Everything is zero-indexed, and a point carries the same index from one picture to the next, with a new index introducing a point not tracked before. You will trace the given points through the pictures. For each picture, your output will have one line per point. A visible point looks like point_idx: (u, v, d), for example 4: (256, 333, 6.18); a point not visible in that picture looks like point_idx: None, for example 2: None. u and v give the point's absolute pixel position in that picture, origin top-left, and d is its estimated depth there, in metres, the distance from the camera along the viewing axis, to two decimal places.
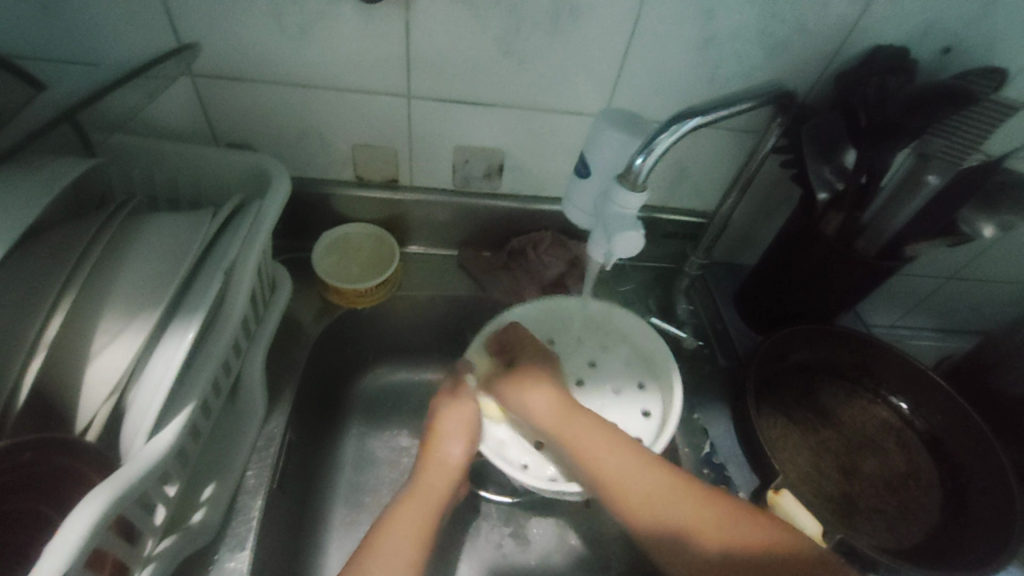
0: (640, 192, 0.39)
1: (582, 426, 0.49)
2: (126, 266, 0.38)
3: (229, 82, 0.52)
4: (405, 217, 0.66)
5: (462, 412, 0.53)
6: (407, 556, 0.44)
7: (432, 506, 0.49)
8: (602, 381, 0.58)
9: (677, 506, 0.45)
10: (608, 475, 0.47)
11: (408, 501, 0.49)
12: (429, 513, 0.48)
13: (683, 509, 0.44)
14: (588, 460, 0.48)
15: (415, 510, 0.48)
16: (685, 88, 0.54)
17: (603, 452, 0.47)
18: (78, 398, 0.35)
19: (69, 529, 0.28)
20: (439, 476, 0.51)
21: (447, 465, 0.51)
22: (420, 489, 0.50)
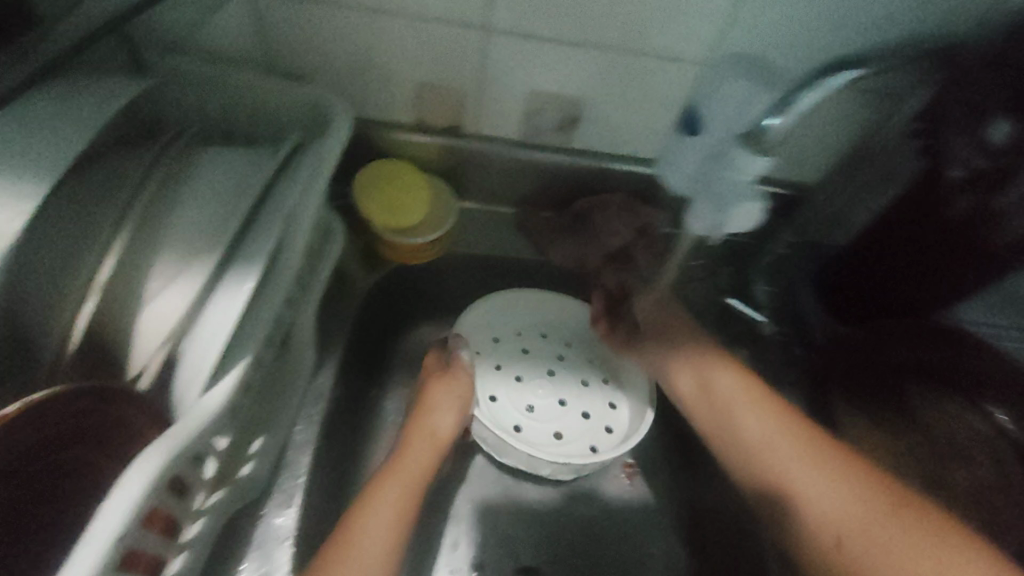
0: (770, 157, 0.34)
1: (715, 407, 0.54)
2: (181, 204, 0.34)
3: (287, 2, 0.46)
4: (465, 168, 0.61)
5: (446, 387, 0.55)
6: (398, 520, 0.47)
7: (424, 470, 0.51)
8: (569, 373, 0.61)
9: (836, 491, 0.46)
10: (761, 447, 0.50)
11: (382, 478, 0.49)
12: (407, 494, 0.48)
13: (837, 490, 0.46)
14: (736, 421, 0.52)
15: (408, 468, 0.50)
16: (806, 37, 0.46)
17: (759, 429, 0.51)
18: (131, 346, 0.33)
19: (126, 487, 0.26)
20: (421, 460, 0.51)
21: (443, 431, 0.53)
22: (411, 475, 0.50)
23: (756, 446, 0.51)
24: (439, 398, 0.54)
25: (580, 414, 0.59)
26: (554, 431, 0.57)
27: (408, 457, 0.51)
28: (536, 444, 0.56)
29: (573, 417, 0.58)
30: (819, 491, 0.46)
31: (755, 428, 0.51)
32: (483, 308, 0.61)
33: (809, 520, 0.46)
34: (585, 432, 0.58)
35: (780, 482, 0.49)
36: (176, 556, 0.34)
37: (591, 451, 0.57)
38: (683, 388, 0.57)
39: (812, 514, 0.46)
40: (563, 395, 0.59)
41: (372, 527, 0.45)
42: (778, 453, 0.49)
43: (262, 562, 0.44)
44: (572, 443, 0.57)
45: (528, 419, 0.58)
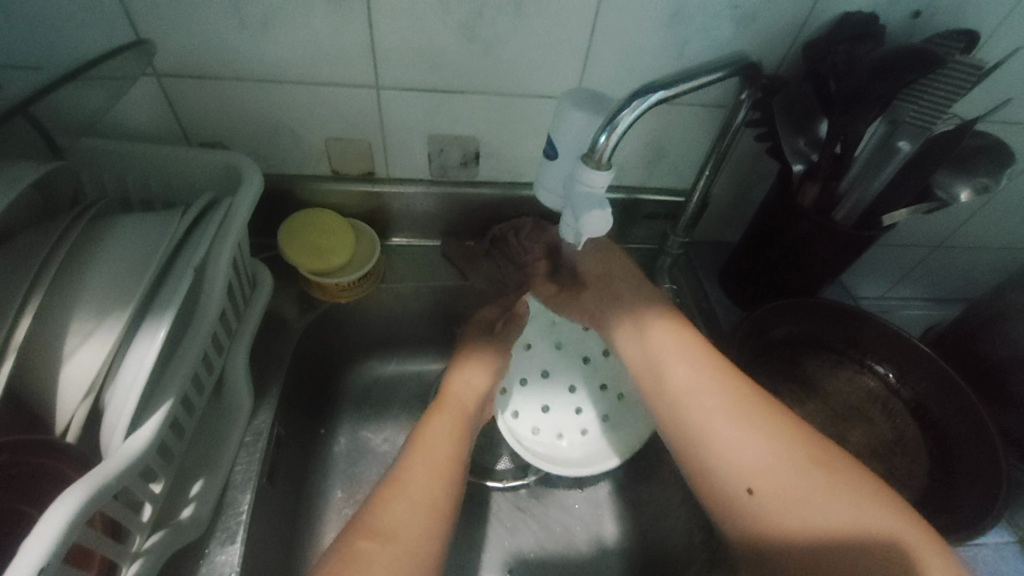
0: (606, 170, 0.39)
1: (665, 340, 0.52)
2: (95, 266, 0.38)
3: (195, 80, 0.51)
4: (385, 209, 0.66)
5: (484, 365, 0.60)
6: (433, 513, 0.44)
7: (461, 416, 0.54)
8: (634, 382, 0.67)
9: (756, 440, 0.44)
10: (694, 396, 0.48)
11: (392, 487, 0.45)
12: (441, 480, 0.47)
13: (769, 446, 0.44)
14: (670, 380, 0.50)
15: (440, 424, 0.52)
16: (654, 66, 0.54)
17: (682, 374, 0.50)
18: (55, 400, 0.35)
19: (44, 526, 0.29)
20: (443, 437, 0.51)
21: (470, 392, 0.57)
22: (428, 451, 0.49)
23: (680, 394, 0.49)
24: (467, 369, 0.59)
25: (574, 409, 0.67)
26: (542, 405, 0.67)
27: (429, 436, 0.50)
28: (524, 406, 0.66)
29: (566, 407, 0.67)
30: (753, 439, 0.45)
31: (693, 380, 0.49)
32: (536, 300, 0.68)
33: (722, 458, 0.45)
34: (591, 429, 0.66)
35: (709, 440, 0.46)
36: None
37: (557, 440, 0.65)
38: (651, 349, 0.53)
39: (724, 465, 0.45)
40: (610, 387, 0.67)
41: (397, 526, 0.42)
42: (707, 421, 0.47)
43: None
44: (550, 420, 0.66)
45: (534, 382, 0.68)
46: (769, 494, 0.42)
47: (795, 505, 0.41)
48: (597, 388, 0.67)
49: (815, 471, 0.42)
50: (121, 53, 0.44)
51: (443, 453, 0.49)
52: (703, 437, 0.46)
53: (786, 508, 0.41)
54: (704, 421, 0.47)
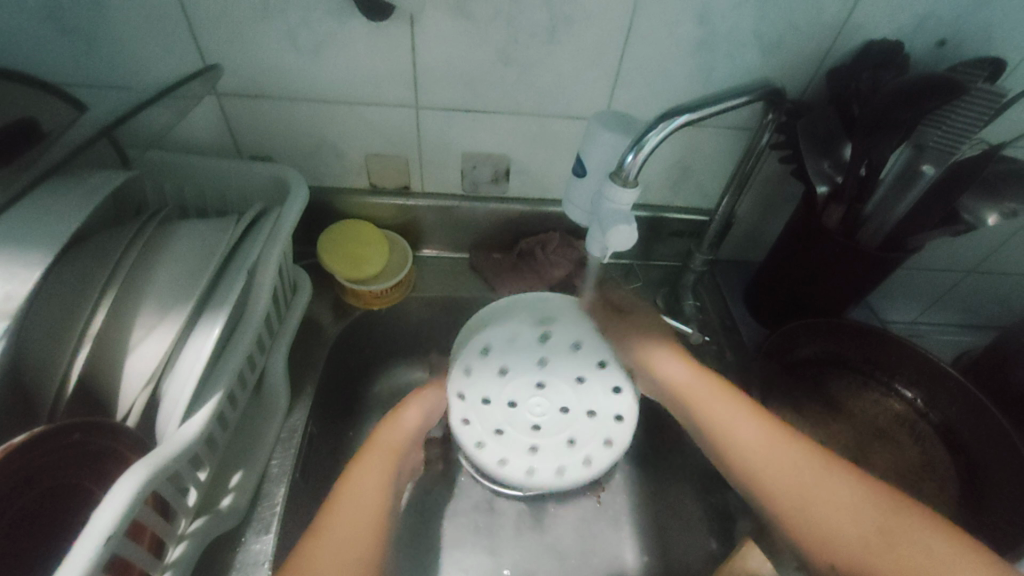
0: (633, 188, 0.41)
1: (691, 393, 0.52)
2: (160, 266, 0.42)
3: (252, 99, 0.56)
4: (418, 222, 0.69)
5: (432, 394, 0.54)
6: (354, 556, 0.42)
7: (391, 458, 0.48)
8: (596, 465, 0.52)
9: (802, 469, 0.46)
10: (741, 433, 0.49)
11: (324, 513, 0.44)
12: (356, 528, 0.43)
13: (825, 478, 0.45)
14: (714, 415, 0.50)
15: (374, 473, 0.47)
16: (681, 89, 0.56)
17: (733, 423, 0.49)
18: (119, 388, 0.38)
19: (112, 498, 0.31)
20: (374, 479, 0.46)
21: (405, 428, 0.51)
22: (357, 492, 0.45)
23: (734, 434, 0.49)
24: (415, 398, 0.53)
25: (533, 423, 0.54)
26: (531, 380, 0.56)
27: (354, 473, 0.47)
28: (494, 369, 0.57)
29: (532, 411, 0.55)
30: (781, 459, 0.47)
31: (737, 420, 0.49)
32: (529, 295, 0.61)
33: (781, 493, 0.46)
34: (514, 445, 0.53)
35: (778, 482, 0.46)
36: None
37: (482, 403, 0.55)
38: (671, 385, 0.53)
39: (796, 508, 0.45)
40: (573, 452, 0.53)
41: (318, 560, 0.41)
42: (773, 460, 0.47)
43: None
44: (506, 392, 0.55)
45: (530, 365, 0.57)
46: (840, 530, 0.44)
47: (860, 537, 0.43)
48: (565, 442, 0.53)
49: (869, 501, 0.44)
50: (191, 80, 0.49)
51: (372, 487, 0.46)
52: (743, 464, 0.48)
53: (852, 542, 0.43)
54: (756, 459, 0.47)
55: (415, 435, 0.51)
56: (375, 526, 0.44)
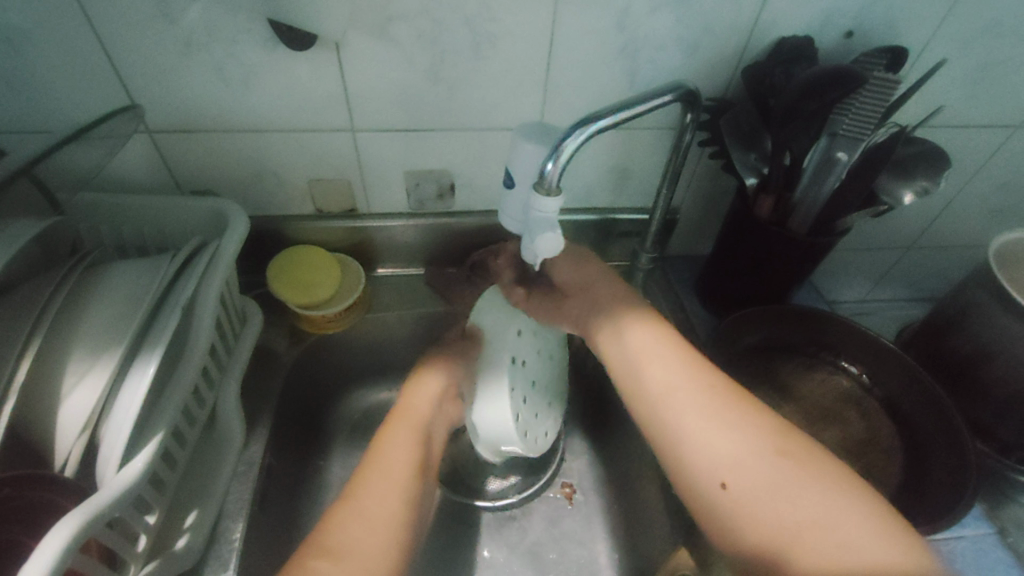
0: (557, 196, 0.42)
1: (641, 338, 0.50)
2: (91, 310, 0.41)
3: (184, 134, 0.56)
4: (369, 242, 0.69)
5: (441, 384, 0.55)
6: (390, 529, 0.43)
7: (418, 428, 0.51)
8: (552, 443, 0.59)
9: (720, 433, 0.43)
10: (669, 397, 0.47)
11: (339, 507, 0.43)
12: (396, 503, 0.44)
13: (735, 439, 0.43)
14: (638, 380, 0.49)
15: (399, 446, 0.48)
16: (609, 95, 0.58)
17: (650, 371, 0.48)
18: (54, 438, 0.38)
19: (41, 552, 0.31)
20: (401, 467, 0.47)
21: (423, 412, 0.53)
22: (387, 470, 0.46)
23: (657, 394, 0.47)
24: (427, 385, 0.55)
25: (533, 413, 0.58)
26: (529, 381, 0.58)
27: (381, 466, 0.46)
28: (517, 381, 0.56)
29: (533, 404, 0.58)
30: (679, 412, 0.45)
31: (663, 377, 0.48)
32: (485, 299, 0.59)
33: (689, 457, 0.44)
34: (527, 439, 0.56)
35: (689, 446, 0.44)
36: None
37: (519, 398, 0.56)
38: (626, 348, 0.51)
39: (697, 461, 0.43)
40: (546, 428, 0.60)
41: (317, 553, 0.40)
42: (675, 404, 0.46)
43: None
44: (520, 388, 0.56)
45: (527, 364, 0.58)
46: (742, 504, 0.40)
47: (751, 495, 0.40)
48: (545, 429, 0.59)
49: (780, 461, 0.41)
50: (113, 117, 0.49)
51: (399, 466, 0.47)
52: (653, 419, 0.47)
53: (743, 499, 0.40)
54: (670, 420, 0.46)
55: (439, 399, 0.54)
56: (398, 500, 0.45)
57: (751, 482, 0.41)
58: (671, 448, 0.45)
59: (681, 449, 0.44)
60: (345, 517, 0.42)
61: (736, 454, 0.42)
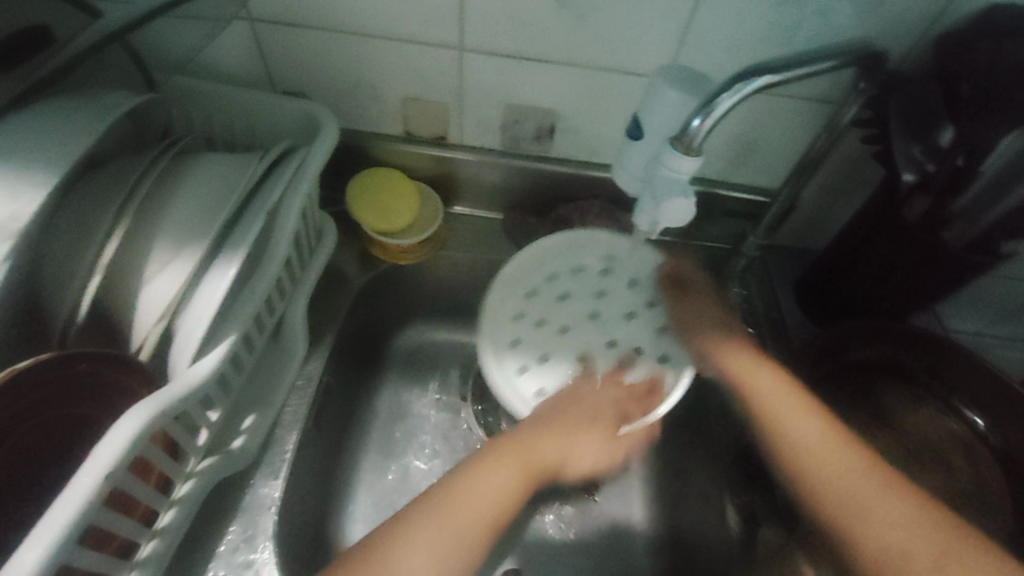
0: (694, 157, 0.37)
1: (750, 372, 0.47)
2: (177, 200, 0.39)
3: (286, 27, 0.52)
4: (452, 176, 0.65)
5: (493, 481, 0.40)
6: None
7: (489, 523, 0.38)
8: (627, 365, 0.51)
9: (886, 501, 0.39)
10: (812, 449, 0.42)
11: (418, 504, 0.38)
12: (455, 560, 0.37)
13: (912, 509, 0.38)
14: (767, 415, 0.45)
15: (439, 522, 0.37)
16: (758, 49, 0.49)
17: (781, 406, 0.45)
18: (132, 321, 0.37)
19: (115, 434, 0.31)
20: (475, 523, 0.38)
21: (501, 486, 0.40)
22: (475, 509, 0.38)
23: (794, 441, 0.43)
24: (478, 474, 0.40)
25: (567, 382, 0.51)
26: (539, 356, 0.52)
27: (414, 531, 0.36)
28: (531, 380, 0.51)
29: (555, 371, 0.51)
30: (831, 461, 0.41)
31: (808, 436, 0.43)
32: (509, 266, 0.55)
33: (865, 524, 0.38)
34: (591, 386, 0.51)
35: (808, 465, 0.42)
36: (165, 510, 0.38)
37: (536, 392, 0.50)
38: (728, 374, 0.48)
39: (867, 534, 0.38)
40: (615, 335, 0.52)
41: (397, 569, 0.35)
42: (817, 451, 0.42)
43: (246, 529, 0.47)
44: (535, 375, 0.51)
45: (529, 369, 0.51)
46: None
47: (885, 535, 0.37)
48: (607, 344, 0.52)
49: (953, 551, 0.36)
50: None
51: (479, 512, 0.38)
52: (794, 463, 0.43)
53: (865, 528, 0.38)
54: (813, 467, 0.42)
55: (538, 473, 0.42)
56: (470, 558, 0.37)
57: (891, 512, 0.38)
58: (835, 513, 0.40)
59: (851, 514, 0.39)
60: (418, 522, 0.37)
61: (917, 522, 0.37)
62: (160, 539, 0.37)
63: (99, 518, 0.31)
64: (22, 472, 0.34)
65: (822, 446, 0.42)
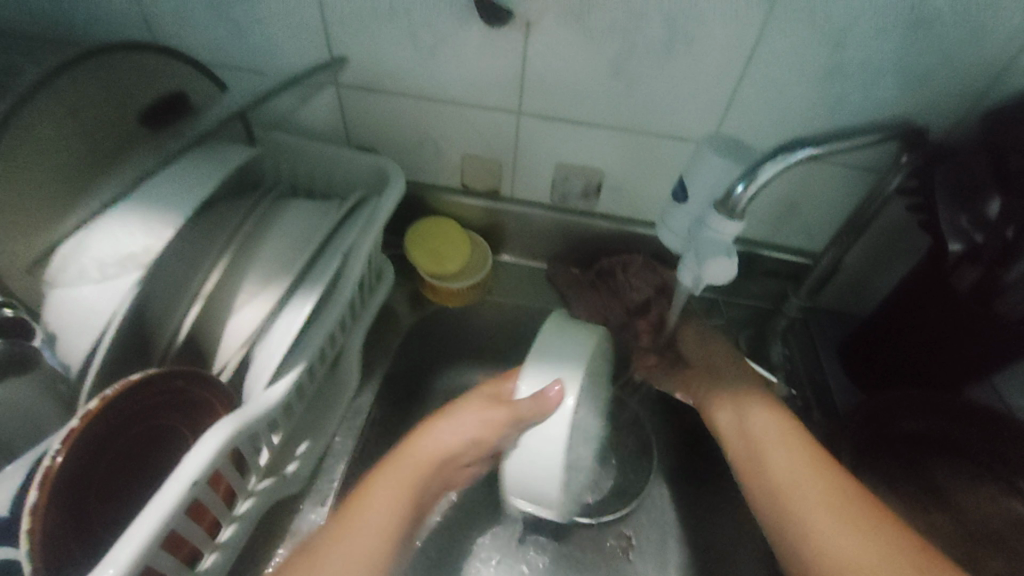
0: (737, 220, 0.40)
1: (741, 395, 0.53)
2: (268, 240, 0.45)
3: (367, 93, 0.59)
4: (502, 226, 0.70)
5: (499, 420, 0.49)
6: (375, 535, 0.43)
7: (421, 470, 0.48)
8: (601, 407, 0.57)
9: (816, 504, 0.43)
10: (767, 461, 0.48)
11: (394, 456, 0.48)
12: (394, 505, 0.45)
13: (833, 510, 0.42)
14: (746, 431, 0.51)
15: (387, 477, 0.46)
16: (800, 121, 0.52)
17: (756, 423, 0.50)
18: (220, 345, 0.42)
19: (200, 448, 0.34)
20: (403, 479, 0.47)
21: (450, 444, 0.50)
22: (415, 452, 0.49)
23: (762, 457, 0.48)
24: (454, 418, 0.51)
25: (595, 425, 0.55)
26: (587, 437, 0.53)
27: (399, 466, 0.47)
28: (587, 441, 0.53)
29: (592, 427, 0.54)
30: (782, 470, 0.46)
31: (779, 453, 0.47)
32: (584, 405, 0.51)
33: (812, 532, 0.42)
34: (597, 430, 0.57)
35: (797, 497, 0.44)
36: (227, 525, 0.41)
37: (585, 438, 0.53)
38: (716, 400, 0.55)
39: (817, 542, 0.42)
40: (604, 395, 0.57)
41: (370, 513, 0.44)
42: (777, 461, 0.47)
43: (293, 552, 0.49)
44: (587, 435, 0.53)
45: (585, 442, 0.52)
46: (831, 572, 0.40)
47: (852, 568, 0.39)
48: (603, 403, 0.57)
49: (885, 551, 0.39)
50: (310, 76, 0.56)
51: (409, 468, 0.47)
52: (760, 479, 0.47)
53: (820, 544, 0.41)
54: (768, 474, 0.47)
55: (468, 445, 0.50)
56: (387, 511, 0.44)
57: (866, 553, 0.40)
58: (783, 514, 0.44)
59: (800, 518, 0.43)
60: (383, 473, 0.46)
61: (838, 522, 0.42)
62: (219, 553, 0.40)
63: (177, 525, 0.33)
64: (117, 478, 0.37)
65: (784, 459, 0.47)
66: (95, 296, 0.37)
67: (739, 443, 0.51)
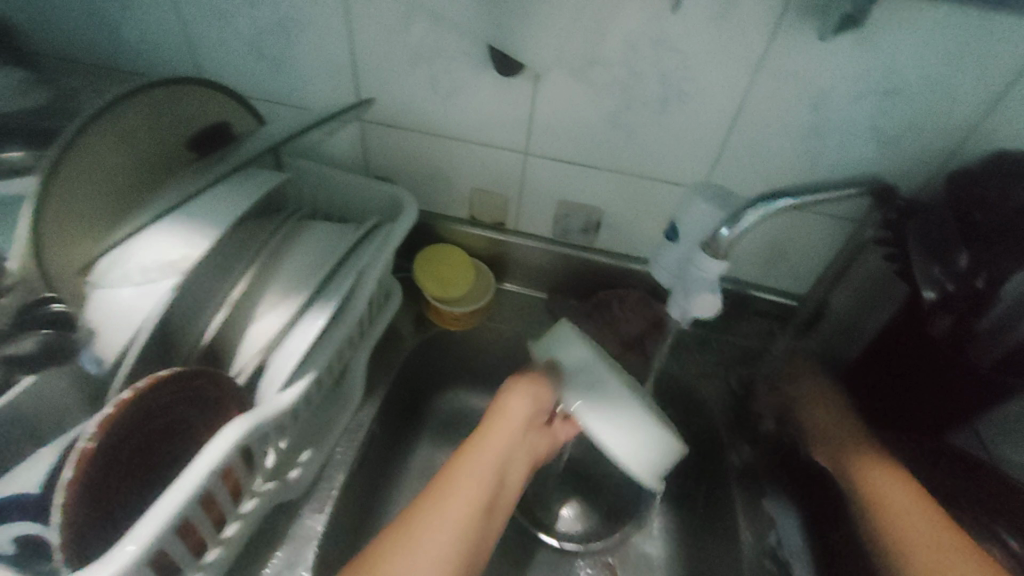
0: (721, 260, 0.44)
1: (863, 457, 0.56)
2: (288, 256, 0.49)
3: (388, 129, 0.64)
4: (505, 257, 0.74)
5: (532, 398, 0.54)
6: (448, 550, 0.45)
7: (491, 469, 0.51)
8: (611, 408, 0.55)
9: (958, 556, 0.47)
10: (905, 523, 0.50)
11: (460, 466, 0.50)
12: (470, 528, 0.47)
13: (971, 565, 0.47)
14: (873, 490, 0.53)
15: (473, 471, 0.50)
16: (784, 173, 0.57)
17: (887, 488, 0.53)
18: (239, 349, 0.45)
19: (215, 443, 0.37)
20: (463, 505, 0.48)
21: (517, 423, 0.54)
22: (479, 459, 0.51)
23: (894, 528, 0.50)
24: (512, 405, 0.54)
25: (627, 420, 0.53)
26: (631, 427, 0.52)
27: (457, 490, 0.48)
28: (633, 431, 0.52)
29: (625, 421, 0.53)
30: (910, 527, 0.50)
31: (904, 504, 0.51)
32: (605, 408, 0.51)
33: None
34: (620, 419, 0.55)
35: (912, 535, 0.49)
36: (233, 522, 0.43)
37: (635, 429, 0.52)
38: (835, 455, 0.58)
39: None
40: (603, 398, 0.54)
41: (421, 546, 0.45)
42: (908, 516, 0.50)
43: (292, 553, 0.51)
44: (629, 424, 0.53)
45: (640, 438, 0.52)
46: None
47: None
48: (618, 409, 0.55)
49: None
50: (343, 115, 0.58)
51: (474, 485, 0.49)
52: (906, 547, 0.49)
53: None
54: (906, 537, 0.50)
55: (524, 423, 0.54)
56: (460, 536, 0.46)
57: None
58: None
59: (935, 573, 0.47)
60: (441, 504, 0.48)
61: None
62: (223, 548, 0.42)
63: (191, 512, 0.36)
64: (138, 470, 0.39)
65: (914, 520, 0.50)
66: (136, 299, 0.41)
67: (869, 495, 0.53)
